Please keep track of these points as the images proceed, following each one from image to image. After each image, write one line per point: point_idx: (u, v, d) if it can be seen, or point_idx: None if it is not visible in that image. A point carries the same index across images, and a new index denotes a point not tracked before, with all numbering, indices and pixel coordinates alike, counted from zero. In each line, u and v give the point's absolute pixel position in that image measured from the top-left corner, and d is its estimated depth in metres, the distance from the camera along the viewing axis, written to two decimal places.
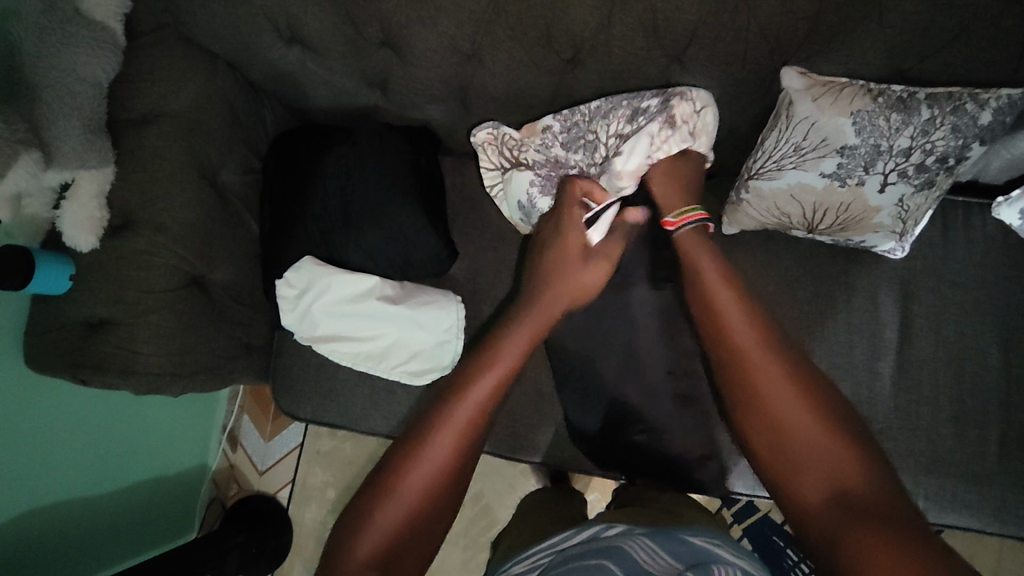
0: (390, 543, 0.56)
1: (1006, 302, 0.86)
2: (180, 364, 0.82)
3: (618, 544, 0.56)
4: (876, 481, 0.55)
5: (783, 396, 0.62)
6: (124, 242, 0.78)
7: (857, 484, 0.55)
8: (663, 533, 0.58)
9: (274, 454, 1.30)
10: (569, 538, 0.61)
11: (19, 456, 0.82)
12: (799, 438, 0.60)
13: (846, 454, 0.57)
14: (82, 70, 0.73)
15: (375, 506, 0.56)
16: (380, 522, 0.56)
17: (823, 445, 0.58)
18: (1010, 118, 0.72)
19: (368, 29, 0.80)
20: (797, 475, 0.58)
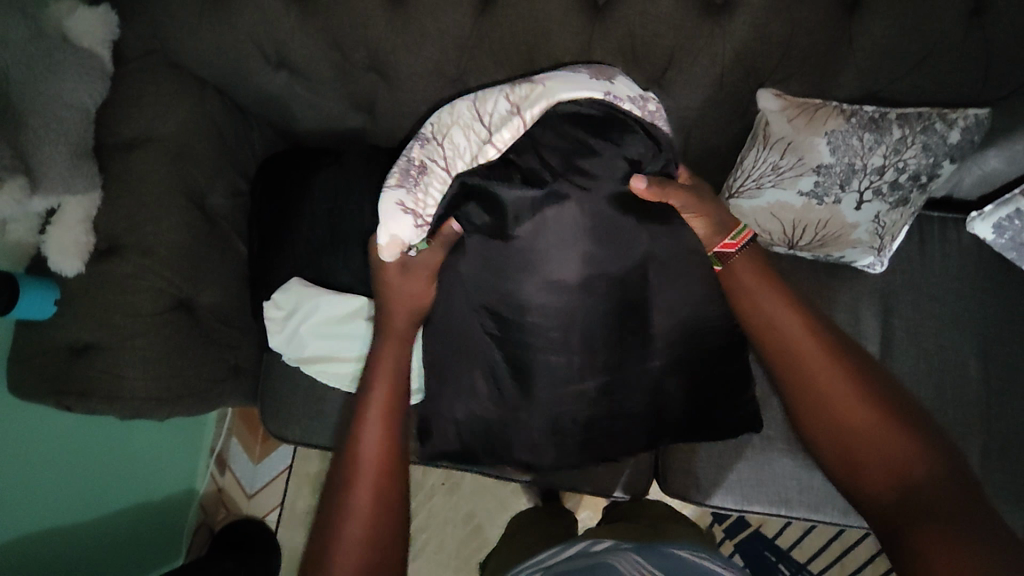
0: None
1: (982, 314, 0.88)
2: (166, 388, 0.82)
3: (608, 559, 0.56)
4: (924, 462, 0.59)
5: (843, 407, 0.64)
6: (110, 266, 0.78)
7: (913, 467, 0.59)
8: (649, 547, 0.58)
9: (263, 477, 1.29)
10: (557, 553, 0.60)
11: (6, 484, 0.81)
12: (849, 439, 0.63)
13: (894, 437, 0.61)
14: (70, 97, 0.74)
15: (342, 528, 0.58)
16: None
17: (869, 439, 0.62)
18: (977, 138, 0.74)
19: (355, 55, 0.81)
20: (862, 473, 0.62)
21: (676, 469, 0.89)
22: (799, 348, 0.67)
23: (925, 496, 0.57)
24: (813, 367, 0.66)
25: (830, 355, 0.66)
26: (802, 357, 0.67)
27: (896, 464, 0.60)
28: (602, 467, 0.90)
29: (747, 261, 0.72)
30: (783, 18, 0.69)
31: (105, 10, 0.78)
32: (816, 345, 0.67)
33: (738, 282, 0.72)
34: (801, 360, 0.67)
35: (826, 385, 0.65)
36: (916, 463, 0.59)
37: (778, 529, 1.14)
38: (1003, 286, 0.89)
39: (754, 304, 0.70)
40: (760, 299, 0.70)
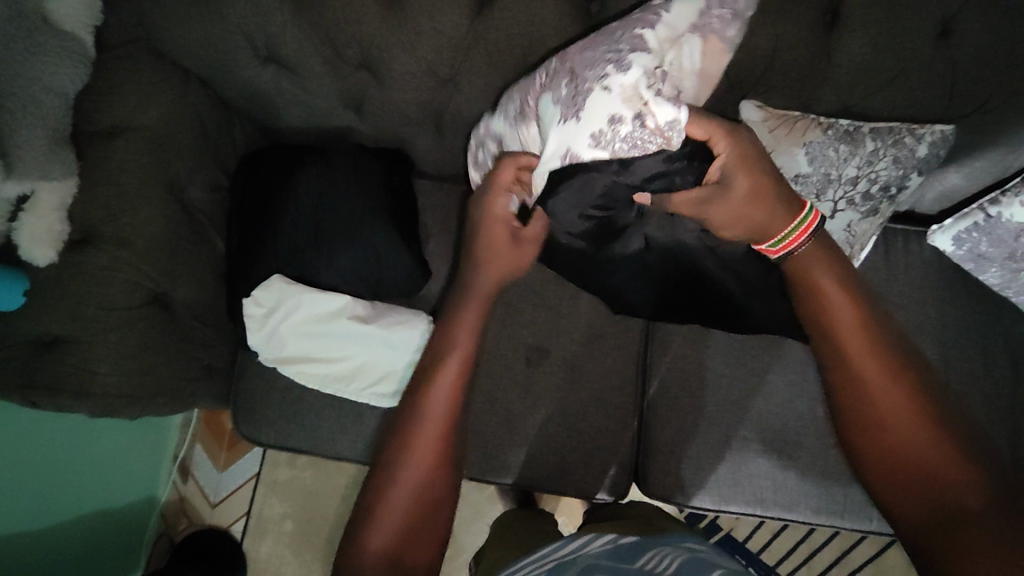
0: (390, 549, 0.58)
1: (942, 321, 0.93)
2: (138, 386, 0.79)
3: (625, 557, 0.58)
4: (977, 492, 0.56)
5: (900, 433, 0.60)
6: (84, 257, 0.76)
7: (964, 494, 0.56)
8: (651, 542, 0.61)
9: (228, 485, 1.25)
10: (560, 547, 0.62)
11: None
12: (909, 466, 0.59)
13: (941, 460, 0.58)
14: (49, 80, 0.72)
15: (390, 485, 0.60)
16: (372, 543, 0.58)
17: (930, 463, 0.58)
18: (943, 152, 0.79)
19: (348, 51, 0.81)
20: (897, 493, 0.59)
21: (656, 470, 0.91)
22: (858, 370, 0.63)
23: (974, 528, 0.54)
24: (870, 385, 0.62)
25: (895, 377, 0.61)
26: (861, 369, 0.63)
27: (942, 494, 0.57)
28: (584, 469, 0.90)
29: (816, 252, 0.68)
30: (767, 32, 0.73)
31: None
32: (884, 374, 0.62)
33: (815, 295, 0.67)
34: (857, 381, 0.63)
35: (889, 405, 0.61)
36: (963, 491, 0.56)
37: (748, 532, 1.17)
38: (961, 296, 0.95)
39: (823, 318, 0.66)
40: (836, 308, 0.65)
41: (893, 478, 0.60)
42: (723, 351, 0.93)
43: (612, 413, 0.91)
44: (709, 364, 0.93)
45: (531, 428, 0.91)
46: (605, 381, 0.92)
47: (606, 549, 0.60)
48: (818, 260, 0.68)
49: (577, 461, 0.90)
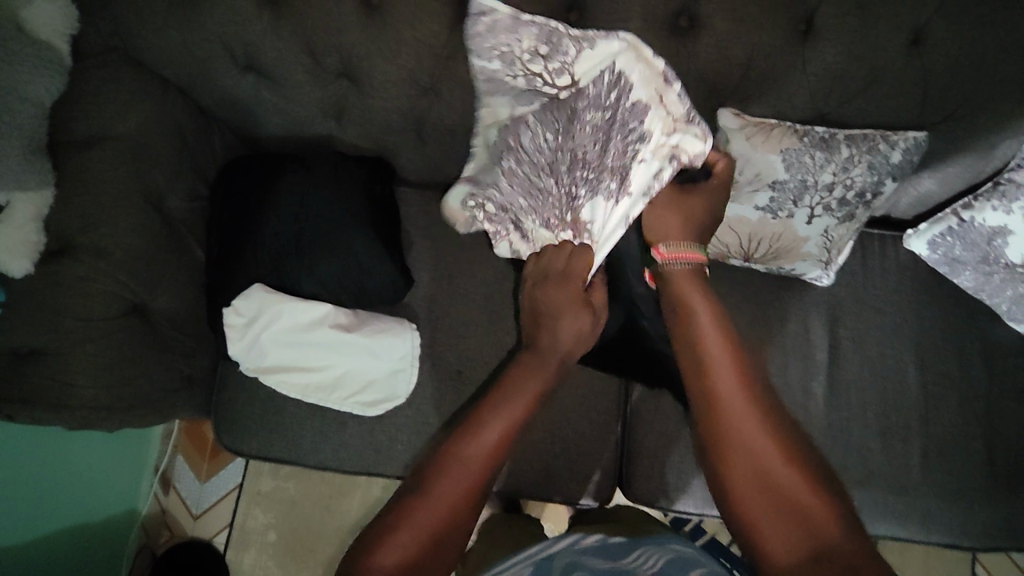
0: (443, 518, 0.56)
1: (918, 324, 0.95)
2: (117, 397, 0.78)
3: (617, 557, 0.58)
4: (832, 521, 0.52)
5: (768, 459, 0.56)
6: (60, 267, 0.75)
7: (824, 523, 0.52)
8: (639, 543, 0.62)
9: (210, 496, 1.24)
10: (547, 547, 0.61)
11: None
12: (779, 492, 0.54)
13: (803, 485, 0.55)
14: (25, 89, 0.71)
15: (451, 460, 0.59)
16: (427, 510, 0.56)
17: (792, 490, 0.54)
18: (916, 158, 0.80)
19: (328, 60, 0.82)
20: (757, 522, 0.54)
21: (640, 474, 0.91)
22: (729, 394, 0.61)
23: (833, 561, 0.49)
24: (739, 410, 0.59)
25: (765, 407, 0.60)
26: (730, 406, 0.60)
27: (808, 522, 0.52)
28: (568, 475, 0.90)
29: (688, 275, 0.71)
30: (742, 42, 0.74)
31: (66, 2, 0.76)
32: (749, 402, 0.60)
33: (686, 322, 0.68)
34: (727, 406, 0.60)
35: (750, 429, 0.58)
36: (819, 518, 0.52)
37: (733, 536, 1.17)
38: (937, 299, 0.96)
39: (698, 339, 0.65)
40: (707, 340, 0.65)
41: (754, 507, 0.55)
42: None
43: (596, 418, 0.92)
44: None
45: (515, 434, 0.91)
46: (588, 387, 0.92)
47: (591, 550, 0.61)
48: (693, 287, 0.70)
49: (562, 466, 0.90)
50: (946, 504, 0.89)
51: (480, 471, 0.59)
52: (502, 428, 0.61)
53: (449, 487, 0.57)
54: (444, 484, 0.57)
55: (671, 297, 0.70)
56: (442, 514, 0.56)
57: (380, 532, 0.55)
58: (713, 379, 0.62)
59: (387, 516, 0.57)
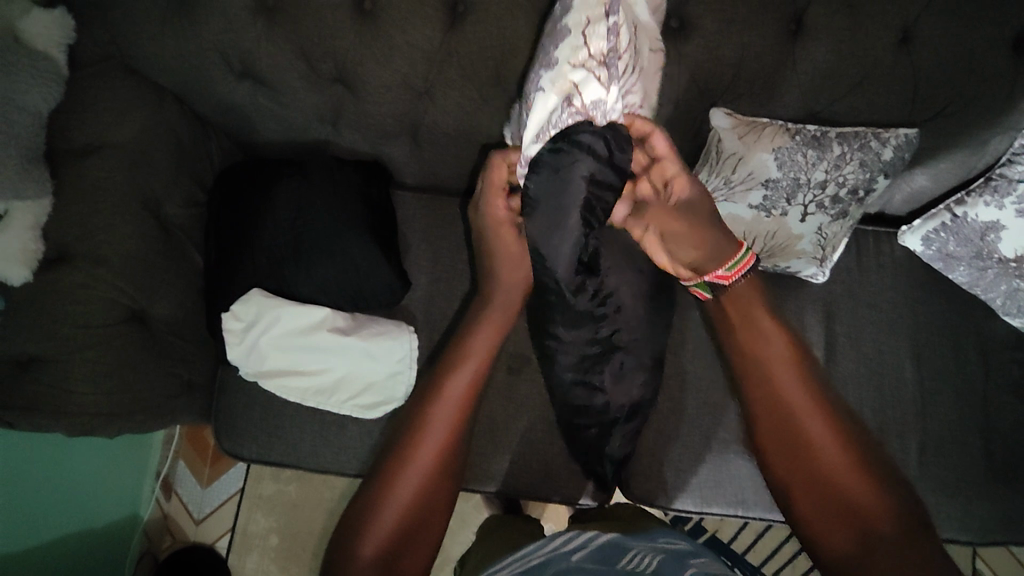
0: (395, 532, 0.59)
1: (914, 319, 0.95)
2: (116, 403, 0.79)
3: (609, 552, 0.59)
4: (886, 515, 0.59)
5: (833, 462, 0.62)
6: (58, 275, 0.75)
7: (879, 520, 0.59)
8: (632, 540, 0.62)
9: (211, 501, 1.24)
10: (542, 546, 0.62)
11: None
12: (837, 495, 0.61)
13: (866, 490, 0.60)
14: (22, 99, 0.72)
15: (402, 472, 0.61)
16: (374, 530, 0.58)
17: (856, 493, 0.60)
18: (908, 155, 0.81)
19: (322, 66, 0.82)
20: (813, 516, 0.62)
21: (639, 473, 0.91)
22: (798, 407, 0.64)
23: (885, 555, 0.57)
24: (804, 421, 0.64)
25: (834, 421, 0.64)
26: (785, 398, 0.65)
27: (863, 521, 0.59)
28: (566, 474, 0.91)
29: (751, 288, 0.72)
30: (732, 42, 0.75)
31: (61, 12, 0.76)
32: (819, 407, 0.64)
33: (751, 337, 0.69)
34: (797, 420, 0.64)
35: (817, 437, 0.63)
36: (876, 516, 0.59)
37: (733, 534, 1.18)
38: (932, 295, 0.96)
39: (765, 358, 0.67)
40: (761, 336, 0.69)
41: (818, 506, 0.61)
42: (701, 354, 0.95)
43: None
44: (688, 367, 0.94)
45: (513, 435, 0.91)
46: None
47: (595, 547, 0.60)
48: (752, 295, 0.71)
49: (560, 466, 0.91)
50: (944, 499, 0.89)
51: (428, 477, 0.61)
52: (458, 397, 0.64)
53: (400, 502, 0.60)
54: (390, 505, 0.59)
55: (728, 319, 0.72)
56: (391, 530, 0.59)
57: (371, 497, 0.60)
58: (784, 393, 0.65)
59: (349, 530, 0.60)
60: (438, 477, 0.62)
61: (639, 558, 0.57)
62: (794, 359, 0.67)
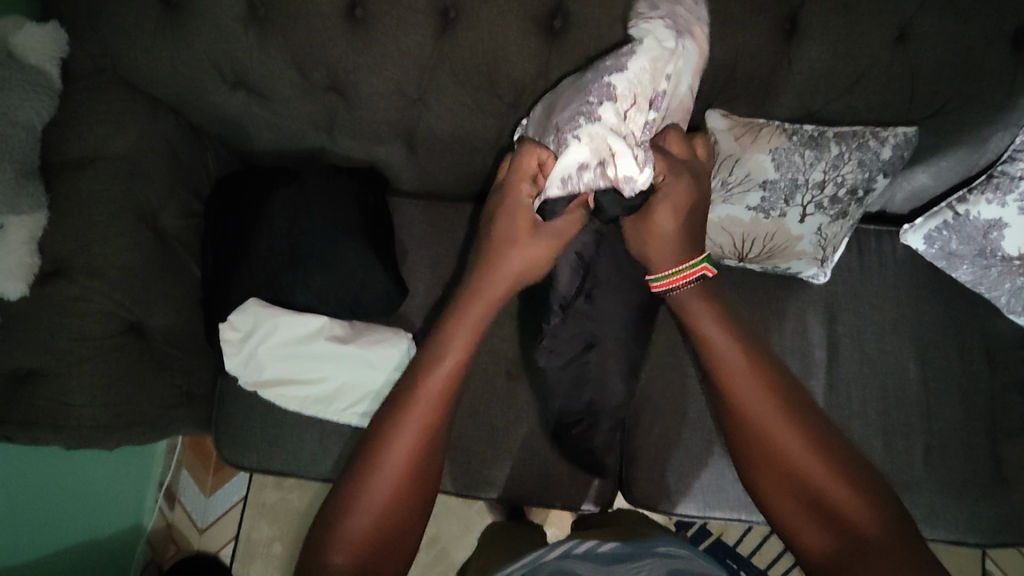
0: (365, 544, 0.55)
1: (918, 318, 0.94)
2: (115, 415, 0.78)
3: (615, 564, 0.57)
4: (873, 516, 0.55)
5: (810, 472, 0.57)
6: (56, 289, 0.75)
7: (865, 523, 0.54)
8: (636, 547, 0.61)
9: (215, 509, 1.25)
10: (545, 555, 0.60)
11: None
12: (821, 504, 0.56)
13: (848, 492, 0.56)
14: (17, 114, 0.72)
15: (370, 479, 0.57)
16: (341, 544, 0.55)
17: (838, 496, 0.56)
18: (907, 154, 0.80)
19: (315, 74, 0.82)
20: (801, 532, 0.57)
21: (641, 478, 0.91)
22: (765, 421, 0.60)
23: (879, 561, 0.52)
24: (763, 417, 0.60)
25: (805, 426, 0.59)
26: (744, 403, 0.61)
27: (846, 527, 0.55)
28: (568, 480, 0.90)
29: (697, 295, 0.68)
30: (726, 43, 0.74)
31: (55, 26, 0.77)
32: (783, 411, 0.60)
33: (708, 354, 0.65)
34: (766, 435, 0.59)
35: (788, 438, 0.59)
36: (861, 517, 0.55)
37: (739, 536, 1.17)
38: (936, 294, 0.95)
39: (726, 373, 0.63)
40: (715, 341, 0.64)
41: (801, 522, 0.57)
42: None
43: None
44: (689, 371, 0.93)
45: (514, 442, 0.91)
46: None
47: (597, 555, 0.60)
48: (701, 307, 0.67)
49: (561, 472, 0.90)
50: (950, 500, 0.88)
51: (400, 483, 0.57)
52: (434, 395, 0.60)
53: (367, 513, 0.56)
54: (358, 516, 0.56)
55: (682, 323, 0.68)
56: (359, 545, 0.55)
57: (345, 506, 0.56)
58: (747, 409, 0.61)
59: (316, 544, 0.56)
60: (410, 486, 0.58)
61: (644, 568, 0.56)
62: (754, 370, 0.62)
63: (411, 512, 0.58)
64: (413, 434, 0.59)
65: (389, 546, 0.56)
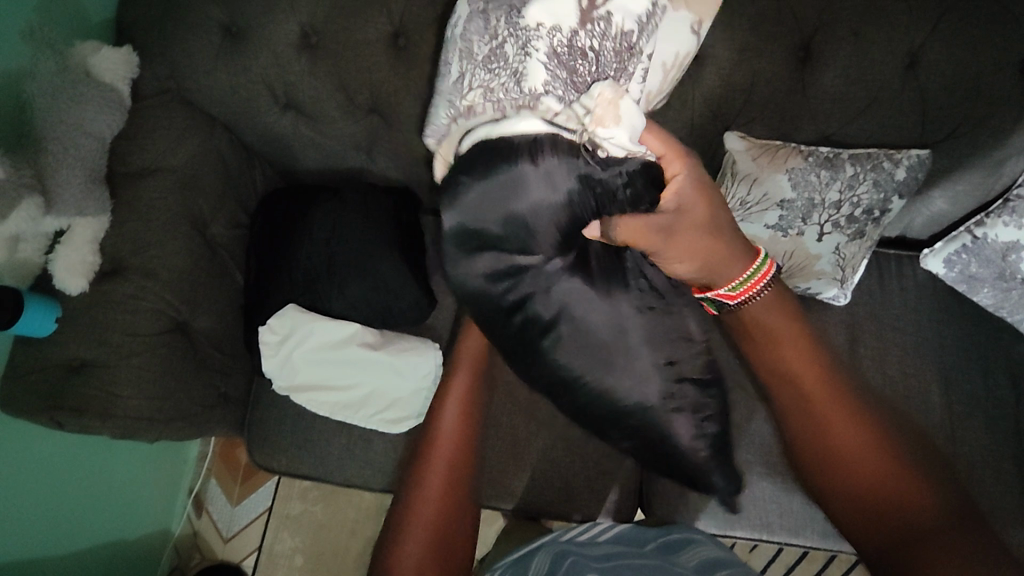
0: (429, 553, 0.67)
1: (941, 342, 0.94)
2: (158, 409, 0.83)
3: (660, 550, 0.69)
4: (928, 492, 0.63)
5: (859, 447, 0.66)
6: (111, 287, 0.81)
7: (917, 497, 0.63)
8: (672, 542, 0.72)
9: (240, 520, 1.27)
10: (567, 530, 0.74)
11: (8, 503, 0.83)
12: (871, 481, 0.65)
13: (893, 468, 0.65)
14: (90, 125, 0.80)
15: (418, 491, 0.70)
16: (403, 558, 0.67)
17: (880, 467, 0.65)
18: (921, 175, 0.82)
19: (359, 96, 0.89)
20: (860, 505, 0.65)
21: (661, 494, 0.91)
22: (847, 442, 0.67)
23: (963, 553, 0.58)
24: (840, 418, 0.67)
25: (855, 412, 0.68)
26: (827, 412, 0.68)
27: (908, 502, 0.63)
28: (587, 493, 0.91)
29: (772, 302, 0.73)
30: (744, 69, 0.78)
31: (128, 50, 0.85)
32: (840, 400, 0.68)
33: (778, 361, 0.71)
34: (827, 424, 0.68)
35: (845, 426, 0.67)
36: (912, 510, 0.63)
37: (761, 567, 1.17)
38: (956, 318, 0.96)
39: (810, 419, 0.69)
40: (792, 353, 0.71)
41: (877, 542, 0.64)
42: None
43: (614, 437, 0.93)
44: None
45: (534, 453, 0.92)
46: None
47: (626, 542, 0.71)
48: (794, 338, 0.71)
49: (581, 485, 0.92)
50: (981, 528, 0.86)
51: (440, 507, 0.69)
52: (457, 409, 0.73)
53: (416, 547, 0.67)
54: (416, 536, 0.68)
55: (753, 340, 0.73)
56: (423, 555, 0.67)
57: (397, 534, 0.69)
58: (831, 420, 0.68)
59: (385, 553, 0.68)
60: (448, 512, 0.70)
61: (692, 558, 0.67)
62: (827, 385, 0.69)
63: (458, 548, 0.69)
64: (439, 478, 0.70)
65: (455, 552, 0.69)
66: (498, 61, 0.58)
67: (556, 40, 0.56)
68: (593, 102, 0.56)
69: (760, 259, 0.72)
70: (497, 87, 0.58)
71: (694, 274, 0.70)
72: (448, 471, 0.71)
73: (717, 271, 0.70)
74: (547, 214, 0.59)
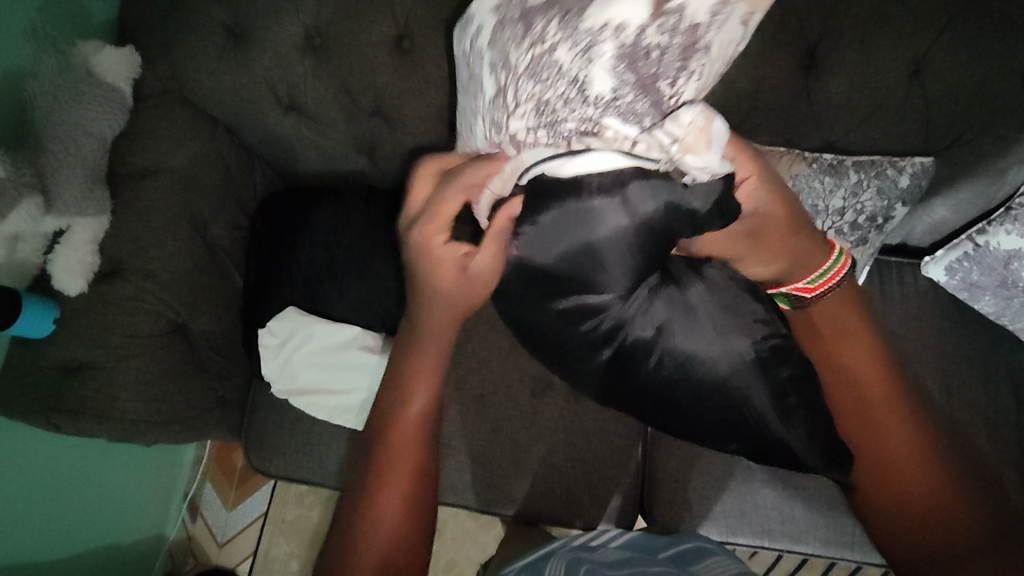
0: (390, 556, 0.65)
1: (942, 349, 0.95)
2: (156, 411, 0.82)
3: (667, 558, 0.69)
4: (966, 507, 0.71)
5: (898, 453, 0.73)
6: (110, 287, 0.80)
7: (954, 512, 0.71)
8: (680, 551, 0.71)
9: (235, 525, 1.26)
10: (579, 535, 0.74)
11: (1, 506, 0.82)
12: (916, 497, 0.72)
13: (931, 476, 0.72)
14: (91, 124, 0.79)
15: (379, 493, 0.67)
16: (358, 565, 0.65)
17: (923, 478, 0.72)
18: (925, 182, 0.83)
19: (362, 99, 0.89)
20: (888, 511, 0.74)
21: (662, 499, 0.91)
22: (893, 446, 0.73)
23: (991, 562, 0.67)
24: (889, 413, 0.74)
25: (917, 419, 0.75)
26: (884, 422, 0.74)
27: (940, 508, 0.71)
28: (588, 499, 0.91)
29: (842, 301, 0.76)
30: (747, 75, 0.79)
31: (130, 50, 0.84)
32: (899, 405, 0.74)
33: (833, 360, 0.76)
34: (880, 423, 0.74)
35: (899, 429, 0.73)
36: (962, 532, 0.70)
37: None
38: (957, 326, 0.96)
39: (880, 438, 0.74)
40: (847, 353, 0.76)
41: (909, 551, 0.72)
42: None
43: (616, 443, 0.92)
44: None
45: (535, 458, 0.92)
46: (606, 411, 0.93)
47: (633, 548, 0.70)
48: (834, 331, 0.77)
49: (582, 491, 0.91)
50: None
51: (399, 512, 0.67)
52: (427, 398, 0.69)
53: (376, 549, 0.65)
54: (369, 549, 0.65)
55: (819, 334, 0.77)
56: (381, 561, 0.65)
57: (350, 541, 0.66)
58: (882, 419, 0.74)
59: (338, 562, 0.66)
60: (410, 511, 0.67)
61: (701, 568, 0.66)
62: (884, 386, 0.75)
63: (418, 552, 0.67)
64: (398, 477, 0.67)
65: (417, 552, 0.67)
66: (547, 70, 0.52)
67: (623, 39, 0.49)
68: (682, 129, 0.52)
69: (832, 258, 0.74)
70: (556, 100, 0.53)
71: (778, 271, 0.73)
72: (406, 482, 0.68)
73: (799, 263, 0.73)
74: (628, 235, 0.61)
